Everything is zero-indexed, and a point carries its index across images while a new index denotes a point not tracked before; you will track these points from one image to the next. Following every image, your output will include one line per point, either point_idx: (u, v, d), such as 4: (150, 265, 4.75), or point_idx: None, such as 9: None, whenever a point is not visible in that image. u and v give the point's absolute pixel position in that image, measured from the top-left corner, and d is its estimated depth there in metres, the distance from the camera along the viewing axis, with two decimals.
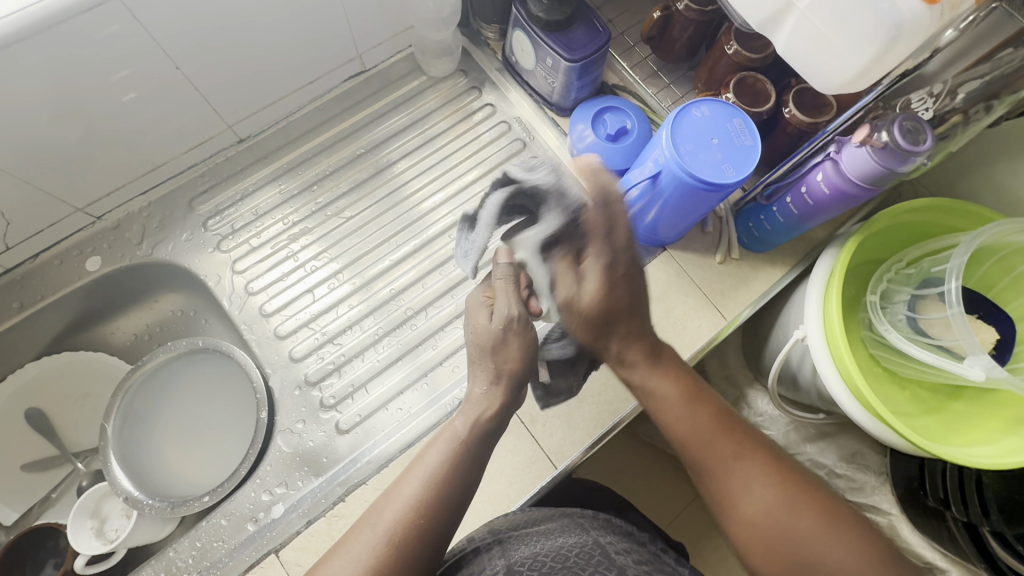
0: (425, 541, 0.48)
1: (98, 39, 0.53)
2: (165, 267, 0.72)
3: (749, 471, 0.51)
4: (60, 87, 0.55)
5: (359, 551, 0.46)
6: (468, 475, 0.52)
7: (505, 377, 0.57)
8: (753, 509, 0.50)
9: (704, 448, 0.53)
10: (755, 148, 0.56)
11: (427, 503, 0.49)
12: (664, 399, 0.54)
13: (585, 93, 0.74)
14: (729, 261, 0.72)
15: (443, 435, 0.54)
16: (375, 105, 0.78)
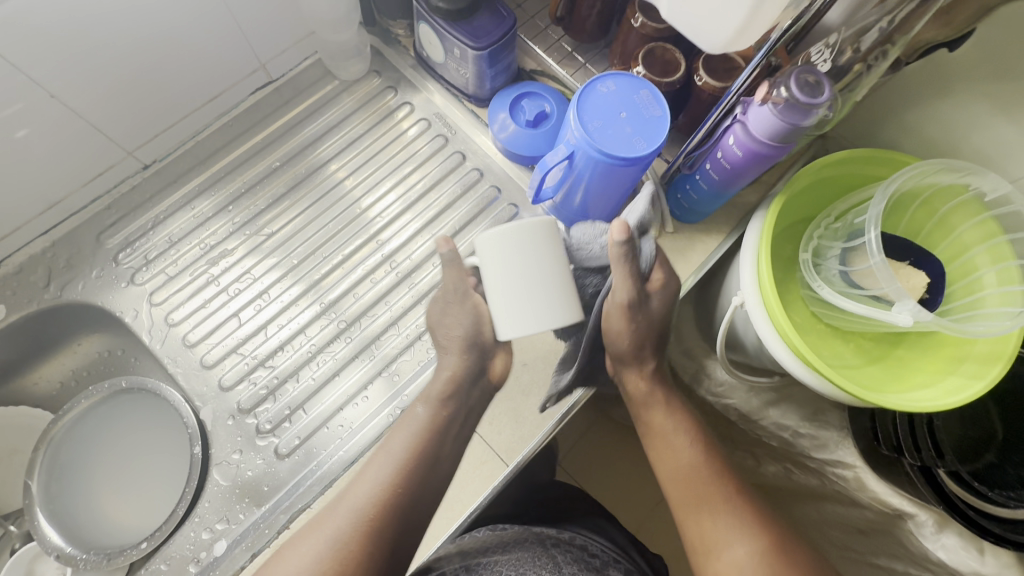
0: (390, 518, 0.53)
1: None
2: (78, 308, 0.68)
3: (732, 524, 0.56)
4: None
5: (327, 527, 0.51)
6: (433, 445, 0.56)
7: (455, 344, 0.59)
8: (724, 550, 0.55)
9: (695, 492, 0.59)
10: (664, 118, 0.55)
11: (394, 486, 0.54)
12: (670, 439, 0.61)
13: (500, 81, 0.72)
14: (664, 233, 0.72)
15: (407, 423, 0.58)
16: (289, 115, 0.75)
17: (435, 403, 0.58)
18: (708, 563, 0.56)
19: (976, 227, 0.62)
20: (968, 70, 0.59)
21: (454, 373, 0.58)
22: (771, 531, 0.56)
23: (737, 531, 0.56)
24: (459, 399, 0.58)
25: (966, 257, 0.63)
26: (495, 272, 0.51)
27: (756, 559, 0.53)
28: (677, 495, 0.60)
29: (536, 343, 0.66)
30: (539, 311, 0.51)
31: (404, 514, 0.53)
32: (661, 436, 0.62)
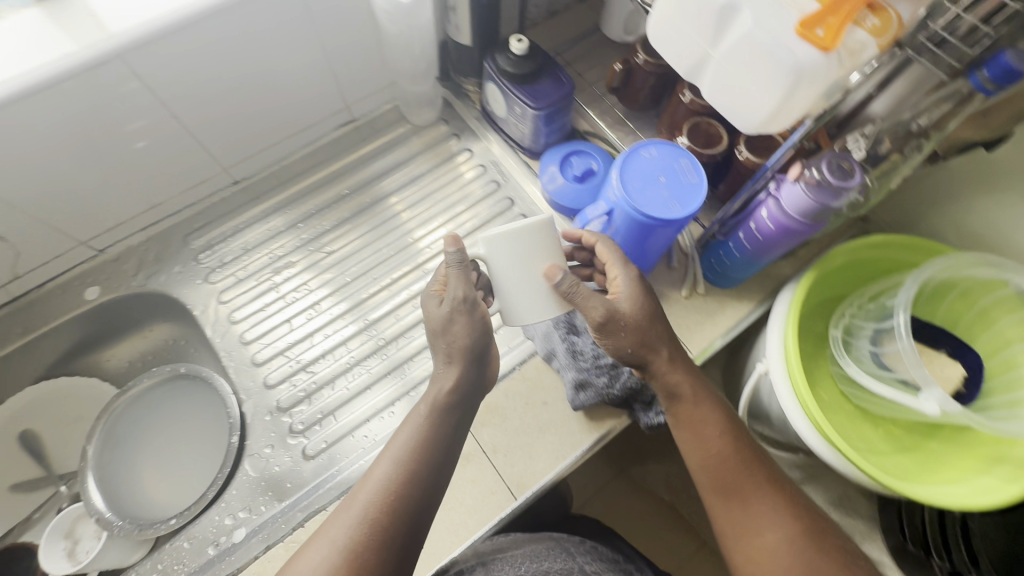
0: (400, 516, 0.49)
1: (118, 94, 0.59)
2: (157, 298, 0.76)
3: (770, 507, 0.54)
4: (79, 136, 0.60)
5: (335, 534, 0.48)
6: (439, 443, 0.53)
7: (457, 355, 0.55)
8: (768, 538, 0.53)
9: (733, 477, 0.55)
10: (700, 186, 0.59)
11: (399, 489, 0.50)
12: (704, 421, 0.57)
13: (554, 138, 0.79)
14: (694, 292, 0.74)
15: (410, 420, 0.55)
16: (363, 150, 0.84)
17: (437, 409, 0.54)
18: (744, 549, 0.54)
19: (1016, 324, 0.62)
20: (1009, 171, 0.60)
21: (456, 383, 0.55)
22: (806, 512, 0.54)
23: (775, 513, 0.54)
24: (461, 406, 0.55)
25: (1006, 354, 0.62)
26: (500, 253, 0.54)
27: (793, 539, 0.52)
28: (710, 480, 0.56)
29: (558, 383, 0.68)
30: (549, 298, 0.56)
31: (415, 508, 0.50)
32: (690, 416, 0.57)
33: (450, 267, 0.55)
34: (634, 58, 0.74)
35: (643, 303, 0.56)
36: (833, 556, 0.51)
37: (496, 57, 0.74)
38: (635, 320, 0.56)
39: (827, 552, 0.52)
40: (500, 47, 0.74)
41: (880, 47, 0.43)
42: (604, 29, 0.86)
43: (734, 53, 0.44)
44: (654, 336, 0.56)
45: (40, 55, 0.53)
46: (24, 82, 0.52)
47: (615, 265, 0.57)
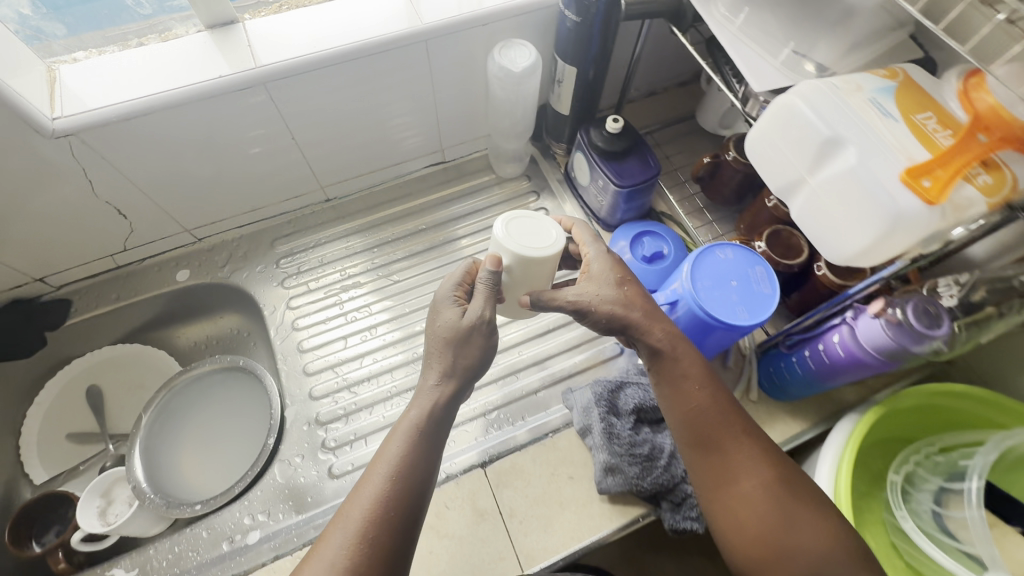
0: (396, 513, 0.47)
1: (250, 115, 0.66)
2: (234, 291, 0.82)
3: (748, 457, 0.54)
4: (210, 141, 0.68)
5: (328, 553, 0.45)
6: (425, 459, 0.50)
7: (459, 373, 0.54)
8: (747, 486, 0.53)
9: (713, 431, 0.55)
10: (772, 298, 0.58)
11: (386, 498, 0.47)
12: (686, 377, 0.56)
13: (630, 214, 0.81)
14: (745, 397, 0.72)
15: (398, 429, 0.52)
16: (449, 190, 0.89)
17: (422, 427, 0.51)
18: (722, 501, 0.54)
19: None
20: None
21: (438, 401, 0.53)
22: (781, 466, 0.54)
23: (751, 462, 0.54)
24: (442, 424, 0.53)
25: None
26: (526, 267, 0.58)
27: (767, 487, 0.53)
28: (688, 435, 0.56)
29: (588, 460, 0.67)
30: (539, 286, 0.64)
31: (408, 508, 0.48)
32: (671, 373, 0.57)
33: (482, 287, 0.57)
34: (725, 153, 0.75)
35: (611, 274, 0.60)
36: (806, 503, 0.52)
37: (590, 130, 0.77)
38: (608, 285, 0.59)
39: (800, 501, 0.52)
40: (596, 123, 0.78)
41: (991, 205, 0.40)
42: (700, 119, 0.89)
43: (830, 184, 0.45)
44: (629, 299, 0.58)
45: (197, 74, 0.61)
46: (178, 96, 0.60)
47: (585, 244, 0.62)
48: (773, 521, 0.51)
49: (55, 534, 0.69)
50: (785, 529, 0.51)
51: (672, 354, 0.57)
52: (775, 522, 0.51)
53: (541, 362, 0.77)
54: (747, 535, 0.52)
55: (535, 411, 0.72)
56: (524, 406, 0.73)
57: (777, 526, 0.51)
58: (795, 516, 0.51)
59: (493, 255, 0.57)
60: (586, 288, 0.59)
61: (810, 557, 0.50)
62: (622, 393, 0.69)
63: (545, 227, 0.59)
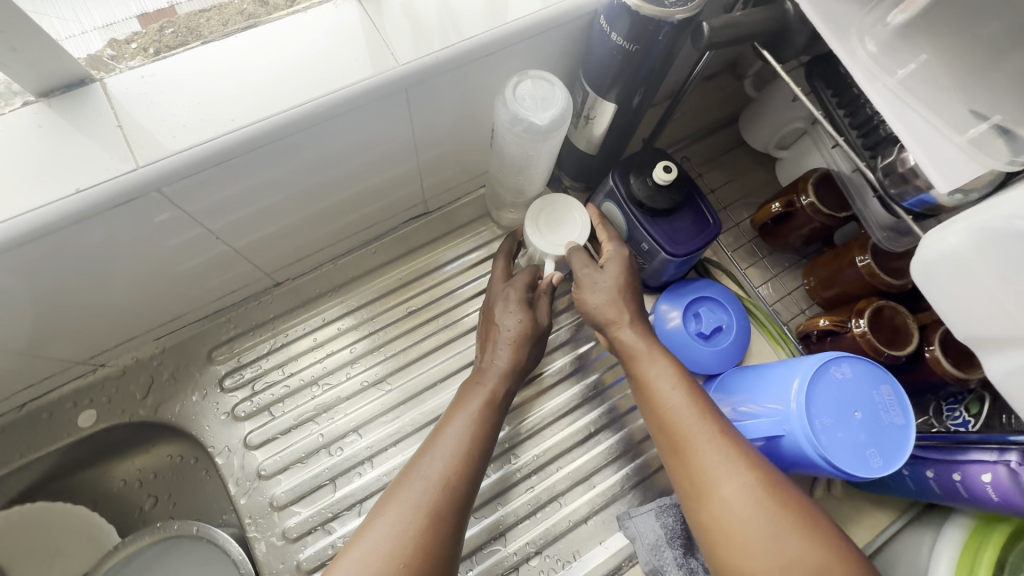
0: (468, 481, 0.46)
1: (129, 219, 0.42)
2: (166, 426, 0.61)
3: (726, 455, 0.43)
4: (92, 262, 0.45)
5: (413, 494, 0.44)
6: (489, 438, 0.50)
7: (514, 372, 0.54)
8: (725, 490, 0.42)
9: (684, 429, 0.46)
10: (908, 431, 0.45)
11: (462, 459, 0.47)
12: (660, 374, 0.50)
13: (677, 275, 0.65)
14: (828, 495, 0.61)
15: (464, 402, 0.52)
16: (439, 251, 0.68)
17: (495, 401, 0.52)
18: (699, 511, 0.43)
19: None
20: None
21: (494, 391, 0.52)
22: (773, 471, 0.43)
23: (728, 463, 0.43)
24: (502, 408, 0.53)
25: None
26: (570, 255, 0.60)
27: (752, 491, 0.41)
28: (662, 438, 0.47)
29: None
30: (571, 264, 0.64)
31: (474, 481, 0.47)
32: (645, 373, 0.51)
33: (542, 297, 0.58)
34: (798, 198, 0.59)
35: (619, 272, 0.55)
36: (801, 513, 0.40)
37: (629, 178, 0.58)
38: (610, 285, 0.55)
39: (790, 507, 0.40)
40: (635, 165, 0.59)
41: None
42: (746, 134, 0.71)
43: None
44: (623, 305, 0.54)
45: (38, 186, 0.37)
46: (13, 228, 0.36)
47: (608, 240, 0.57)
48: (756, 526, 0.40)
49: None
50: (772, 540, 0.39)
51: (645, 353, 0.51)
52: (762, 535, 0.39)
53: (588, 477, 0.62)
54: (733, 552, 0.40)
55: (590, 546, 0.59)
56: (576, 541, 0.59)
57: (763, 536, 0.39)
58: (786, 525, 0.39)
59: (558, 273, 0.58)
60: (590, 277, 0.55)
61: None
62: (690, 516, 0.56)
63: (563, 203, 0.60)
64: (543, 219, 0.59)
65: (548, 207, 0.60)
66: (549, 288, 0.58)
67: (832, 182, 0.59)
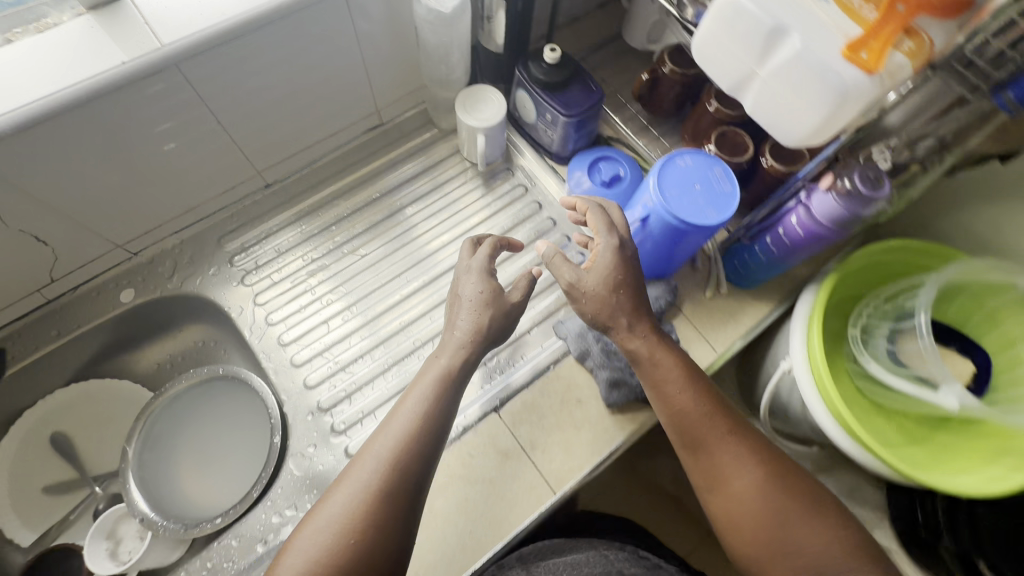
0: (413, 460, 0.54)
1: (146, 97, 0.58)
2: (190, 299, 0.76)
3: (735, 455, 0.58)
4: (128, 139, 0.62)
5: (362, 475, 0.53)
6: (444, 409, 0.57)
7: (478, 335, 0.61)
8: (737, 486, 0.57)
9: (699, 431, 0.59)
10: (734, 194, 0.62)
11: (412, 438, 0.55)
12: (667, 381, 0.60)
13: (581, 144, 0.82)
14: (718, 294, 0.77)
15: (419, 383, 0.58)
16: (392, 153, 0.85)
17: (452, 375, 0.59)
18: (716, 499, 0.58)
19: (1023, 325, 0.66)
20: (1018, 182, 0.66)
21: (446, 371, 0.59)
22: (770, 461, 0.58)
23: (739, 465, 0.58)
24: (461, 381, 0.60)
25: (1013, 353, 0.67)
26: (494, 130, 0.77)
27: (758, 487, 0.57)
28: (679, 437, 0.60)
29: (591, 381, 0.71)
30: (496, 146, 0.81)
31: (414, 480, 0.53)
32: (657, 377, 0.60)
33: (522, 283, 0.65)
34: (660, 67, 0.77)
35: (607, 277, 0.60)
36: (799, 501, 0.56)
37: (529, 64, 0.76)
38: (600, 288, 0.61)
39: (790, 496, 0.56)
40: (531, 55, 0.76)
41: (916, 67, 0.46)
42: (627, 38, 0.89)
43: (780, 73, 0.48)
44: (617, 308, 0.61)
45: (90, 63, 0.54)
46: (77, 90, 0.53)
47: (598, 232, 0.62)
48: (763, 511, 0.56)
49: None
50: (774, 521, 0.56)
51: (649, 358, 0.61)
52: (768, 518, 0.56)
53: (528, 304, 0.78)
54: (740, 531, 0.57)
55: (533, 350, 0.75)
56: (521, 348, 0.75)
57: (770, 526, 0.55)
58: (789, 514, 0.55)
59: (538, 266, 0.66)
60: (583, 281, 0.61)
61: (804, 557, 0.54)
62: None
63: (481, 91, 0.77)
64: (468, 102, 0.76)
65: (471, 93, 0.77)
66: (528, 276, 0.66)
67: (683, 51, 0.77)
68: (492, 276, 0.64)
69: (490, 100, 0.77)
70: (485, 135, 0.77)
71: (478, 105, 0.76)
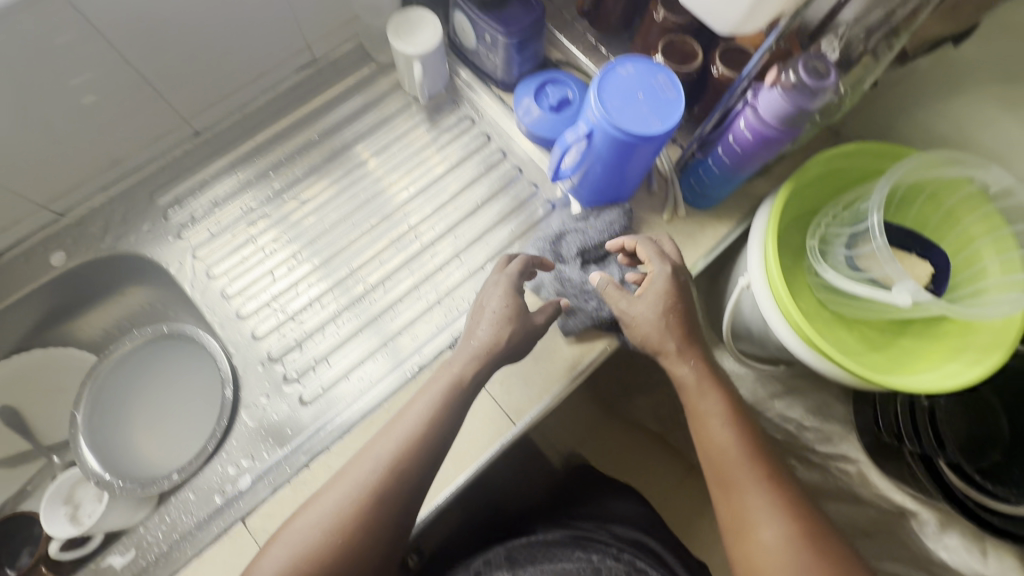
0: (417, 463, 0.54)
1: None
2: (126, 260, 0.73)
3: (769, 507, 0.56)
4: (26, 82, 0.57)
5: (360, 474, 0.53)
6: (450, 422, 0.56)
7: (495, 350, 0.59)
8: (762, 536, 0.55)
9: (734, 472, 0.58)
10: (679, 101, 0.59)
11: (417, 445, 0.54)
12: (708, 416, 0.60)
13: (527, 68, 0.77)
14: (676, 217, 0.75)
15: (426, 391, 0.58)
16: (330, 92, 0.80)
17: (463, 384, 0.58)
18: (738, 544, 0.56)
19: (980, 222, 0.65)
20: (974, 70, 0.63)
21: (458, 378, 0.58)
22: (804, 518, 0.56)
23: (769, 512, 0.56)
24: (473, 392, 0.58)
25: (971, 249, 0.66)
26: (432, 57, 0.72)
27: (784, 540, 0.54)
28: (713, 474, 0.60)
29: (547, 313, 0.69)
30: (437, 79, 0.77)
31: (409, 493, 0.53)
32: (699, 408, 0.61)
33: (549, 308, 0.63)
34: None
35: (659, 306, 0.61)
36: (827, 560, 0.53)
37: None
38: (651, 318, 0.61)
39: (819, 552, 0.54)
40: None
41: None
42: None
43: None
44: (668, 334, 0.61)
45: None
46: None
47: (651, 260, 0.63)
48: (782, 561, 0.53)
49: (29, 554, 0.67)
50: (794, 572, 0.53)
51: (695, 393, 0.61)
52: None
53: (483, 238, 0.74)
54: None
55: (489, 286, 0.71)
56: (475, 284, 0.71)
57: None
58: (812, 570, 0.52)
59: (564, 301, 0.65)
60: (636, 308, 0.62)
61: None
62: (555, 243, 0.70)
63: (414, 14, 0.72)
64: (401, 28, 0.71)
65: (403, 17, 0.72)
66: (555, 305, 0.63)
67: None
68: (519, 293, 0.62)
69: (425, 24, 0.72)
70: (422, 64, 0.72)
71: (411, 30, 0.71)
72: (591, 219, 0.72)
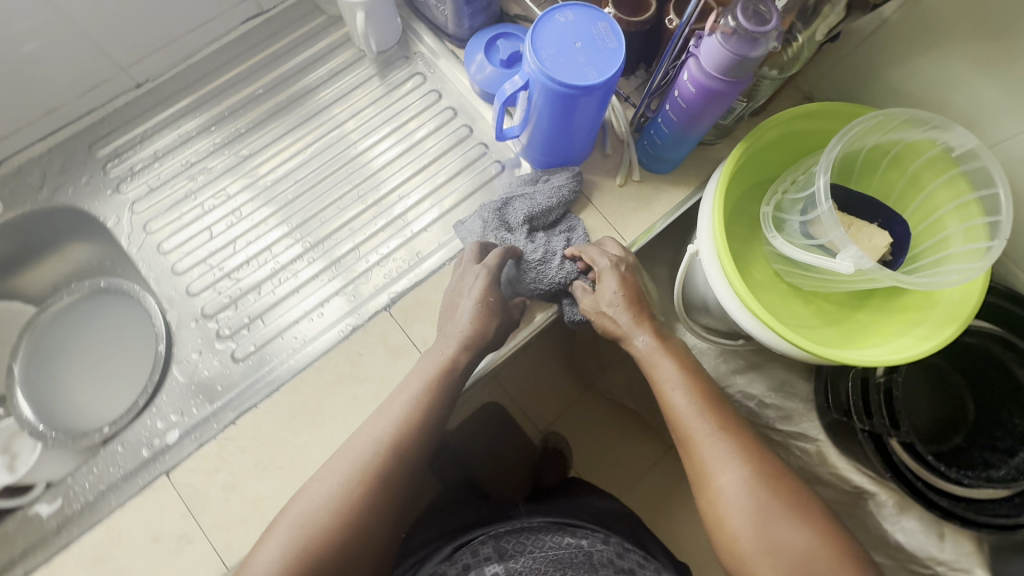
0: (406, 452, 0.53)
1: None
2: (64, 214, 0.72)
3: (727, 453, 0.52)
4: None
5: (350, 459, 0.52)
6: (441, 407, 0.55)
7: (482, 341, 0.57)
8: (722, 484, 0.51)
9: (686, 430, 0.54)
10: (619, 51, 0.55)
11: (406, 431, 0.53)
12: (660, 376, 0.57)
13: (479, 20, 0.72)
14: (631, 180, 0.71)
15: (410, 385, 0.55)
16: (279, 44, 0.78)
17: (457, 369, 0.56)
18: (701, 497, 0.53)
19: (946, 186, 0.61)
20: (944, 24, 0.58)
21: (451, 362, 0.56)
22: (764, 464, 0.52)
23: (726, 460, 0.52)
24: (458, 379, 0.56)
25: (934, 218, 0.62)
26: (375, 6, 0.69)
27: (743, 486, 0.51)
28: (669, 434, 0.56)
29: None
30: (385, 33, 0.74)
31: (400, 477, 0.52)
32: (653, 369, 0.57)
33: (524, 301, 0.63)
34: None
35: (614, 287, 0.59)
36: (788, 504, 0.50)
37: None
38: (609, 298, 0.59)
39: (780, 497, 0.50)
40: None
41: None
42: None
43: None
44: (625, 319, 0.59)
45: None
46: None
47: (597, 259, 0.60)
48: (744, 506, 0.50)
49: None
50: (754, 517, 0.49)
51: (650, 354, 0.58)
52: (751, 520, 0.49)
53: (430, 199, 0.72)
54: (723, 529, 0.50)
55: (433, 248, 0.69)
56: (418, 245, 0.69)
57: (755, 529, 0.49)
58: (772, 516, 0.49)
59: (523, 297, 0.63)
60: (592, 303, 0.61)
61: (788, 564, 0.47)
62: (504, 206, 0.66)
63: None
64: None
65: None
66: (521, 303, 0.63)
67: None
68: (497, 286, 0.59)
69: None
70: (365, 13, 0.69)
71: None
72: (536, 183, 0.68)
